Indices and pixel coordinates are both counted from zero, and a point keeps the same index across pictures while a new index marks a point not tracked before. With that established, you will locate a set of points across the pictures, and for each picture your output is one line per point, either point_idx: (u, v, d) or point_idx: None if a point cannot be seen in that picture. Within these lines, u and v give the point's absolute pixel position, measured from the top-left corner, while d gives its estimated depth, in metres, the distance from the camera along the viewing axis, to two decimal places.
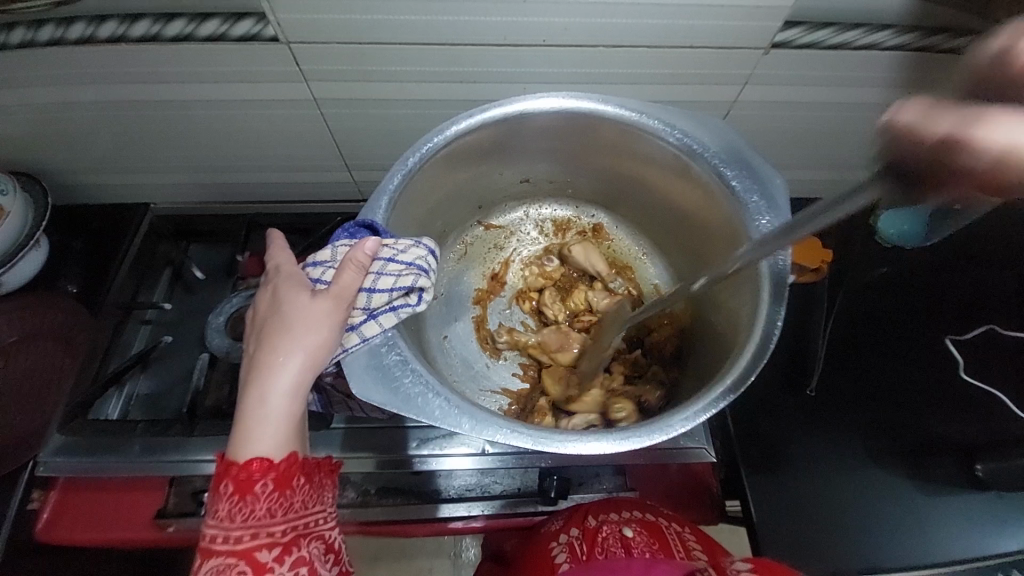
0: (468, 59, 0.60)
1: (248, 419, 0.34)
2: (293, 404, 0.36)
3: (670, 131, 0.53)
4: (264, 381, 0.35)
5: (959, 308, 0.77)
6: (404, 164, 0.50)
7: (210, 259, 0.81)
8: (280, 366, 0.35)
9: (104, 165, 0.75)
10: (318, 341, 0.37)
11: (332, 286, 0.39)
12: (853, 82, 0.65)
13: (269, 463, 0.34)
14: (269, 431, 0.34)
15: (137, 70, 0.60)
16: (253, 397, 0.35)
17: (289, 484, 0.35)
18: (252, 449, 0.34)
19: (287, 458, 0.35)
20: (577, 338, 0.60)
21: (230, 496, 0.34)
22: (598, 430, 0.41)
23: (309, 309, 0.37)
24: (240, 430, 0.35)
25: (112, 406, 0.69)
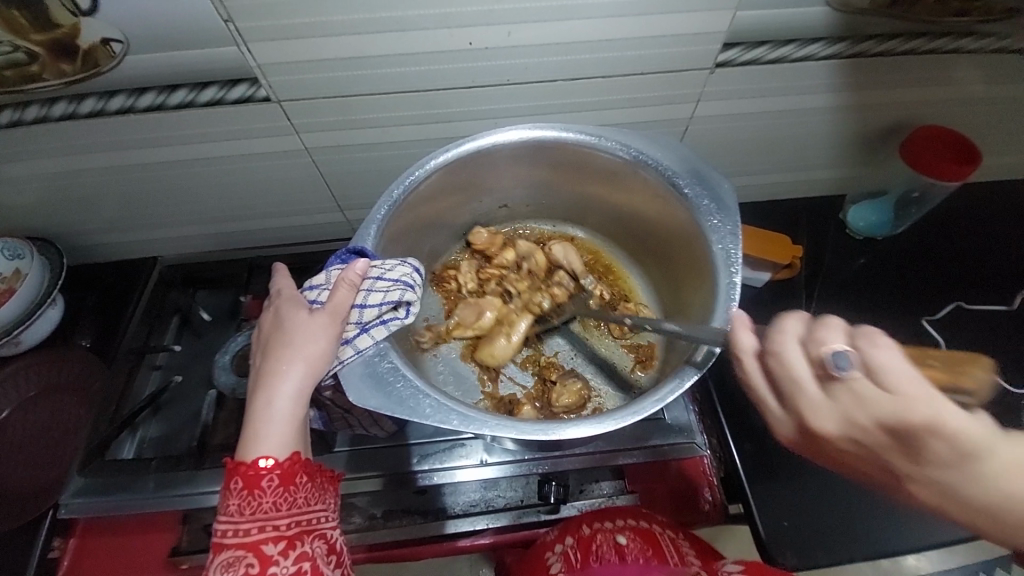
0: (442, 101, 0.66)
1: (254, 424, 0.38)
2: (296, 409, 0.39)
3: (626, 149, 0.58)
4: (269, 389, 0.38)
5: (932, 290, 0.81)
6: (390, 196, 0.55)
7: (216, 303, 0.85)
8: (283, 374, 0.39)
9: (115, 224, 0.81)
10: (317, 351, 0.40)
11: (328, 303, 0.42)
12: (797, 90, 0.71)
13: (272, 463, 0.37)
14: (274, 434, 0.37)
15: (146, 135, 0.67)
16: (259, 403, 0.38)
17: (293, 481, 0.37)
18: (259, 451, 0.37)
19: (290, 458, 0.37)
20: (487, 300, 0.64)
21: (240, 491, 0.36)
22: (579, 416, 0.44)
23: (309, 324, 0.41)
24: (247, 434, 0.38)
25: (127, 448, 0.71)
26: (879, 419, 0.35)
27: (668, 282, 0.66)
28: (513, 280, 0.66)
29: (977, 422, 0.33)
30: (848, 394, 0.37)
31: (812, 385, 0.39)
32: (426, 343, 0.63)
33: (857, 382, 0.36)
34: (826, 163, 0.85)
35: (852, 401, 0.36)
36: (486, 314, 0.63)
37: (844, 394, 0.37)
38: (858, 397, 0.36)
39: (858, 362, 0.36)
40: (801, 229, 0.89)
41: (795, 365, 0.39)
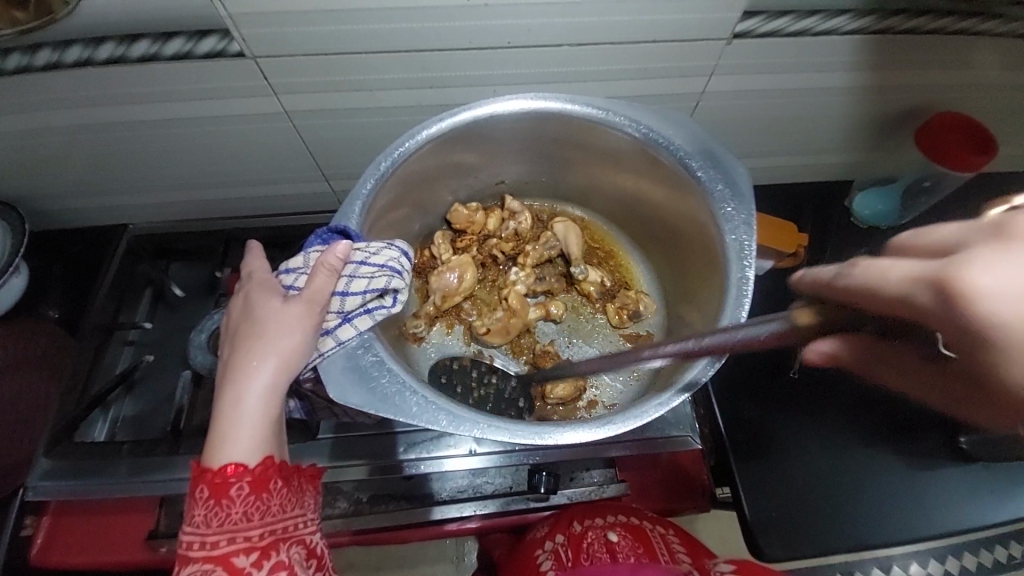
0: (436, 64, 0.60)
1: (223, 425, 0.35)
2: (268, 408, 0.36)
3: (636, 126, 0.54)
4: (238, 386, 0.35)
5: None
6: (377, 169, 0.50)
7: (189, 277, 0.80)
8: (254, 370, 0.36)
9: (79, 188, 0.75)
10: (291, 344, 0.37)
11: (304, 290, 0.39)
12: (818, 68, 0.66)
13: (242, 469, 0.34)
14: (244, 436, 0.34)
15: (108, 92, 0.60)
16: (226, 402, 0.35)
17: (265, 488, 0.34)
18: (227, 454, 0.34)
19: (262, 463, 0.34)
20: (462, 265, 0.60)
21: (207, 500, 0.34)
22: (575, 420, 0.42)
23: (282, 313, 0.37)
24: (214, 435, 0.35)
25: (99, 429, 0.68)
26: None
27: (674, 274, 0.63)
28: (493, 245, 0.63)
29: None
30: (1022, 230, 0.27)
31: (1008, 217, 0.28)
32: (419, 331, 0.59)
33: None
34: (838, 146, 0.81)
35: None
36: (464, 278, 0.59)
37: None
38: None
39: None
40: (807, 215, 0.86)
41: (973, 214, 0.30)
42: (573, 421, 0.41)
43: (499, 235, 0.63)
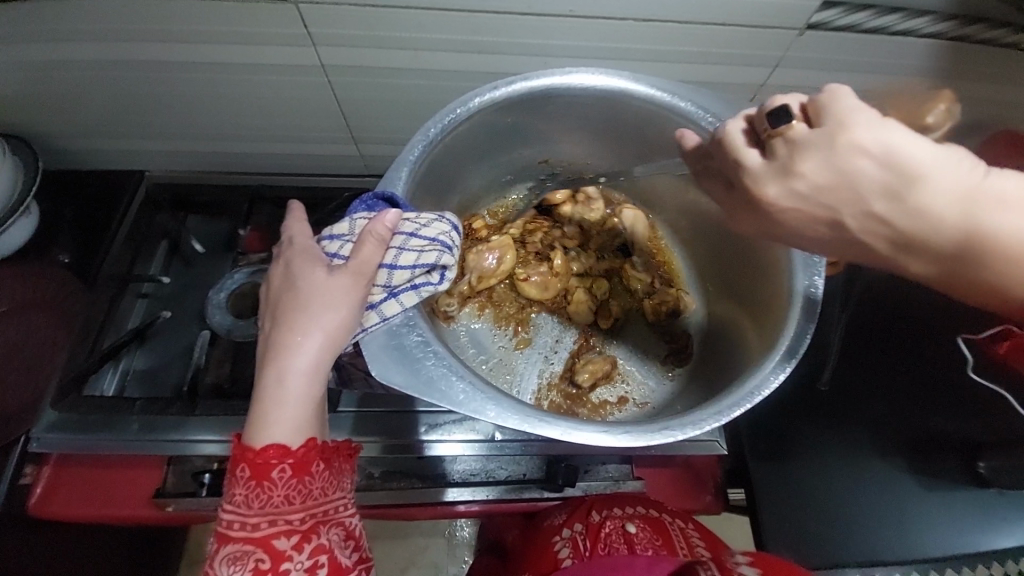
0: (489, 28, 0.56)
1: (265, 401, 0.33)
2: (311, 388, 0.33)
3: (704, 114, 0.51)
4: (282, 363, 0.33)
5: None
6: (426, 134, 0.47)
7: (209, 235, 0.77)
8: (299, 347, 0.33)
9: (98, 130, 0.71)
10: (337, 320, 0.34)
11: (351, 261, 0.36)
12: (889, 70, 0.62)
13: (286, 452, 0.32)
14: (288, 415, 0.33)
15: (138, 28, 0.57)
16: (270, 380, 0.33)
17: (308, 470, 0.33)
18: (269, 434, 0.32)
19: (305, 445, 0.33)
20: (505, 246, 0.57)
21: (248, 480, 0.32)
22: (629, 422, 0.40)
23: (328, 284, 0.35)
24: (257, 413, 0.33)
25: (108, 380, 0.66)
26: (824, 199, 0.37)
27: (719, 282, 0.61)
28: (553, 232, 0.61)
29: (876, 194, 0.36)
30: (780, 214, 0.39)
31: (768, 188, 0.38)
32: (450, 309, 0.57)
33: (804, 144, 0.37)
34: None
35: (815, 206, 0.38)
36: (503, 260, 0.57)
37: (788, 212, 0.39)
38: (799, 175, 0.37)
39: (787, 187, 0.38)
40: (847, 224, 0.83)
41: (745, 177, 0.39)
42: (628, 424, 0.39)
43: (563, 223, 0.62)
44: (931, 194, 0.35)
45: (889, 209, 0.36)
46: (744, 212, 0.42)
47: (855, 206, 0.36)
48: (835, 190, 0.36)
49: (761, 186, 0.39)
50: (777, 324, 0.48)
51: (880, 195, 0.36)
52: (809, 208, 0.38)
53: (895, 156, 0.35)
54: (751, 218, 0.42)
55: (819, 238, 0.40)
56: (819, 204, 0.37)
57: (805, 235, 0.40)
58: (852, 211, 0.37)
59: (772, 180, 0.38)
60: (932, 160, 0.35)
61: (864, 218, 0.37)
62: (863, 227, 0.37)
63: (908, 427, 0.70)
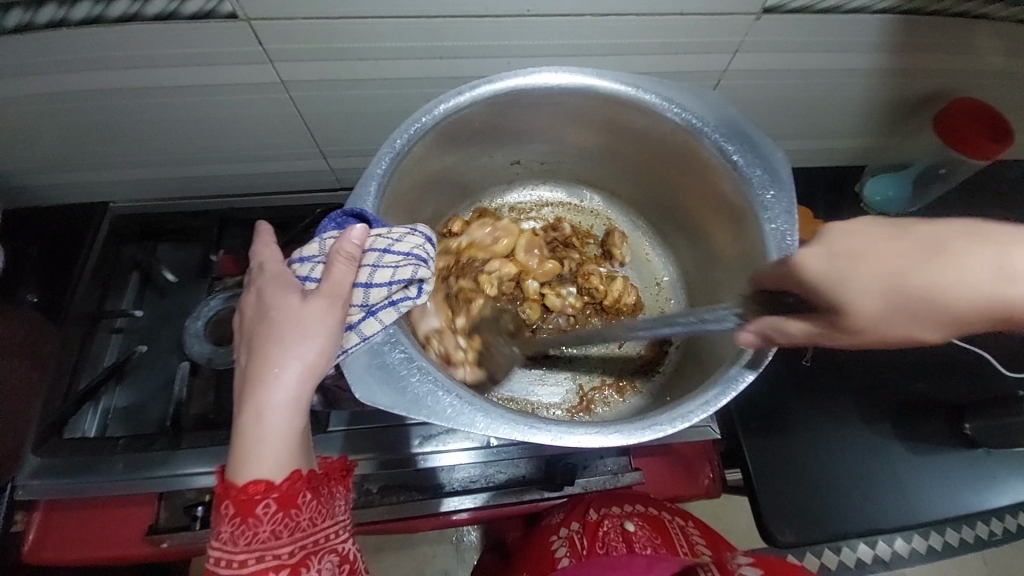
0: (448, 32, 0.56)
1: (244, 438, 0.33)
2: (290, 421, 0.34)
3: (669, 105, 0.52)
4: (260, 398, 0.33)
5: None
6: (393, 146, 0.47)
7: (180, 262, 0.74)
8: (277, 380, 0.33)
9: (61, 163, 0.71)
10: (310, 350, 0.34)
11: (324, 284, 0.36)
12: (845, 48, 0.63)
13: (270, 487, 0.32)
14: (268, 450, 0.33)
15: (88, 57, 0.55)
16: (248, 415, 0.33)
17: (295, 502, 0.33)
18: (249, 471, 0.32)
19: (289, 478, 0.33)
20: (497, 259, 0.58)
21: (233, 516, 0.33)
22: (619, 422, 0.40)
23: (304, 311, 0.35)
24: (239, 452, 0.33)
25: (89, 421, 0.65)
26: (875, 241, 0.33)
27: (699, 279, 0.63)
28: (572, 257, 0.63)
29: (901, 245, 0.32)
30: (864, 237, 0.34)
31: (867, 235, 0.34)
32: None
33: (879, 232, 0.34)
34: (855, 130, 0.79)
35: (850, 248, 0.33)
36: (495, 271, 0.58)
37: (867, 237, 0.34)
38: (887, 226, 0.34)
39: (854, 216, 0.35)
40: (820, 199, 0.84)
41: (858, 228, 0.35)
42: (617, 423, 0.39)
43: (576, 254, 0.64)
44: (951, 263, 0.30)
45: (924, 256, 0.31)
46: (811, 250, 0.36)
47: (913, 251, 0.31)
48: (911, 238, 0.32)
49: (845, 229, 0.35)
50: None
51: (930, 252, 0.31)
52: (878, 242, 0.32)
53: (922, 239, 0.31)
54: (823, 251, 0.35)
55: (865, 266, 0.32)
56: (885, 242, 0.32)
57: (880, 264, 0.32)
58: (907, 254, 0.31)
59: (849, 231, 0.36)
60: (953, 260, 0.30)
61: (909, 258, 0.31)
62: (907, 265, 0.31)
63: (891, 393, 0.72)
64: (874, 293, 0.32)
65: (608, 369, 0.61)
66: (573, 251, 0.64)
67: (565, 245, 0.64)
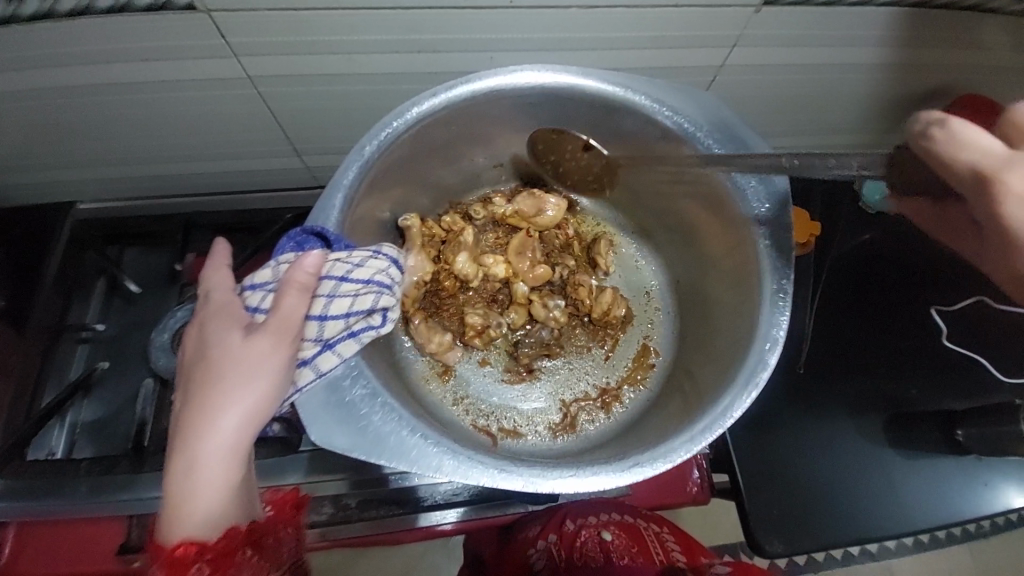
0: (425, 25, 0.51)
1: (176, 493, 0.35)
2: (223, 477, 0.35)
3: (660, 108, 0.49)
4: (193, 450, 0.34)
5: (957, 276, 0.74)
6: (361, 152, 0.45)
7: (146, 267, 0.70)
8: (210, 431, 0.35)
9: (21, 162, 0.67)
10: (245, 406, 0.35)
11: (271, 317, 0.36)
12: (850, 42, 0.59)
13: (202, 548, 0.34)
14: (199, 508, 0.35)
15: (37, 52, 0.51)
16: (180, 470, 0.35)
17: (232, 559, 0.36)
18: (181, 530, 0.34)
19: (225, 537, 0.35)
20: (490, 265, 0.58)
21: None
22: (599, 464, 0.40)
23: (247, 352, 0.36)
24: (170, 504, 0.35)
25: (56, 437, 0.62)
26: None
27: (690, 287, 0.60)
28: (566, 264, 0.61)
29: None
30: None
31: None
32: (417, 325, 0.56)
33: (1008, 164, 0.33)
34: (857, 126, 0.76)
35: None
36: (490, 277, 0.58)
37: None
38: None
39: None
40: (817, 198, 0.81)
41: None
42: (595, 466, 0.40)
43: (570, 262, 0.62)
44: None
45: None
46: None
47: None
48: None
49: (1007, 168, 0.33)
50: (745, 341, 0.47)
51: None
52: None
53: None
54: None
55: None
56: None
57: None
58: None
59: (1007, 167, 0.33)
60: None
61: None
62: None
63: (882, 401, 0.70)
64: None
65: (594, 383, 0.60)
66: (567, 257, 0.62)
67: (564, 248, 0.63)
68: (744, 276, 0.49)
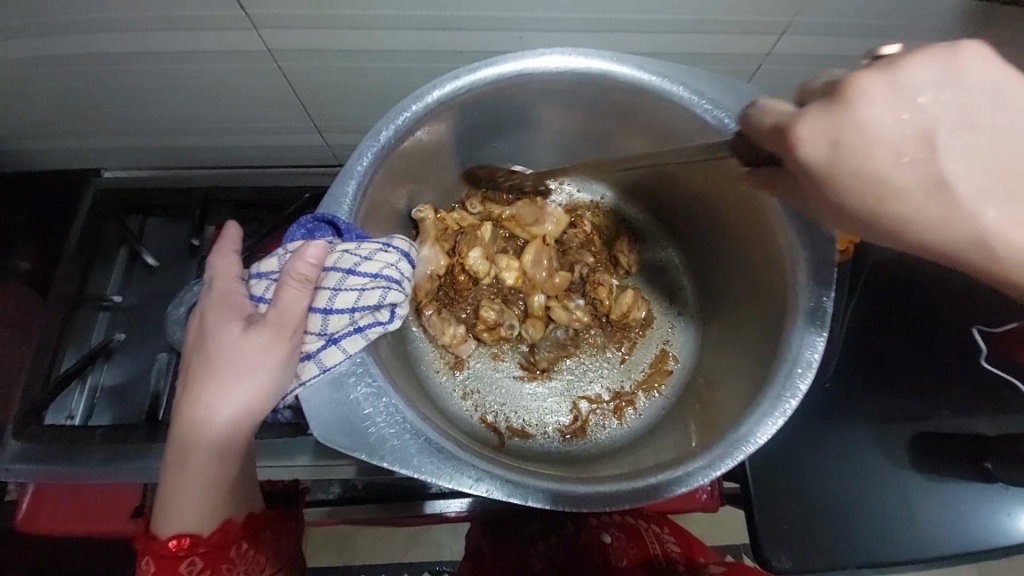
0: (450, 1, 0.49)
1: (172, 482, 0.39)
2: (214, 468, 0.40)
3: (700, 101, 0.45)
4: (189, 443, 0.39)
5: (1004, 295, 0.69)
6: (377, 139, 0.43)
7: (165, 240, 0.71)
8: (202, 428, 0.39)
9: (47, 129, 0.68)
10: (236, 405, 0.38)
11: (274, 312, 0.39)
12: (910, 34, 0.54)
13: (196, 543, 0.39)
14: (194, 500, 0.39)
15: (57, 18, 0.50)
16: (177, 461, 0.39)
17: (224, 551, 0.40)
18: (175, 520, 0.39)
19: (216, 531, 0.40)
20: (506, 263, 0.57)
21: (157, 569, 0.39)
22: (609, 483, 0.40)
23: (245, 345, 0.38)
24: (165, 494, 0.39)
25: (77, 400, 0.64)
26: (900, 122, 0.27)
27: (715, 292, 0.58)
28: (584, 260, 0.59)
29: (896, 123, 0.27)
30: (868, 116, 0.27)
31: (875, 124, 0.27)
32: (429, 319, 0.55)
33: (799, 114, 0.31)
34: None
35: (861, 127, 0.28)
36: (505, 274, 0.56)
37: (877, 114, 0.27)
38: (899, 97, 0.27)
39: (888, 81, 0.27)
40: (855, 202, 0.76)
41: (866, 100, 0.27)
42: (606, 487, 0.39)
43: (590, 259, 0.60)
44: (914, 146, 0.27)
45: (895, 147, 0.27)
46: (803, 126, 0.30)
47: (883, 119, 0.27)
48: (921, 123, 0.27)
49: (797, 124, 0.30)
50: (773, 361, 0.44)
51: (878, 149, 0.27)
52: (898, 128, 0.27)
53: (911, 109, 0.27)
54: (829, 126, 0.29)
55: (877, 161, 0.28)
56: (901, 127, 0.27)
57: (856, 159, 0.28)
58: (900, 138, 0.27)
59: (802, 116, 0.30)
60: (915, 151, 0.27)
61: (880, 141, 0.27)
62: (916, 169, 0.27)
63: (909, 421, 0.67)
64: (863, 178, 0.28)
65: (606, 386, 0.58)
66: (587, 253, 0.60)
67: (583, 245, 0.61)
68: (776, 294, 0.46)
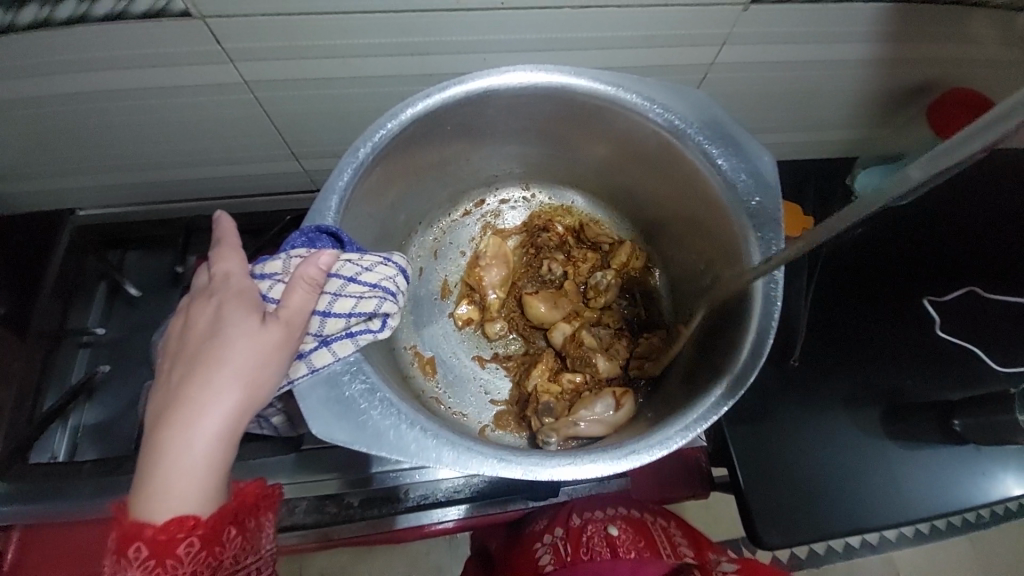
0: (419, 27, 0.52)
1: (167, 467, 0.36)
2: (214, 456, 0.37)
3: (651, 106, 0.50)
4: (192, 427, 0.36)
5: (948, 268, 0.75)
6: (355, 157, 0.46)
7: (145, 272, 0.71)
8: (210, 410, 0.37)
9: (22, 170, 0.68)
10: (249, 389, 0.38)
11: (284, 311, 0.40)
12: (835, 39, 0.60)
13: (195, 524, 0.35)
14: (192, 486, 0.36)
15: (34, 60, 0.51)
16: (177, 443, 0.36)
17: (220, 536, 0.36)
18: (167, 507, 0.35)
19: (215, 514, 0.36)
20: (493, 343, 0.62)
21: (145, 559, 0.34)
22: (593, 452, 0.42)
23: (265, 335, 0.39)
24: (156, 481, 0.35)
25: (58, 440, 0.62)
26: None
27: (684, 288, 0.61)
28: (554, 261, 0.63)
29: None
30: None
31: None
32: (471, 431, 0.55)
33: None
34: (849, 122, 0.76)
35: None
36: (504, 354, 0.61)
37: None
38: None
39: None
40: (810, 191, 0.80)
41: None
42: (596, 452, 0.41)
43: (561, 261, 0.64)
44: None
45: None
46: None
47: None
48: None
49: None
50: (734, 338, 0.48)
51: None
52: None
53: None
54: None
55: None
56: None
57: None
58: None
59: None
60: None
61: None
62: None
63: (879, 392, 0.71)
64: None
65: None
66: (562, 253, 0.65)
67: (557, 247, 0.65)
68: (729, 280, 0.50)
